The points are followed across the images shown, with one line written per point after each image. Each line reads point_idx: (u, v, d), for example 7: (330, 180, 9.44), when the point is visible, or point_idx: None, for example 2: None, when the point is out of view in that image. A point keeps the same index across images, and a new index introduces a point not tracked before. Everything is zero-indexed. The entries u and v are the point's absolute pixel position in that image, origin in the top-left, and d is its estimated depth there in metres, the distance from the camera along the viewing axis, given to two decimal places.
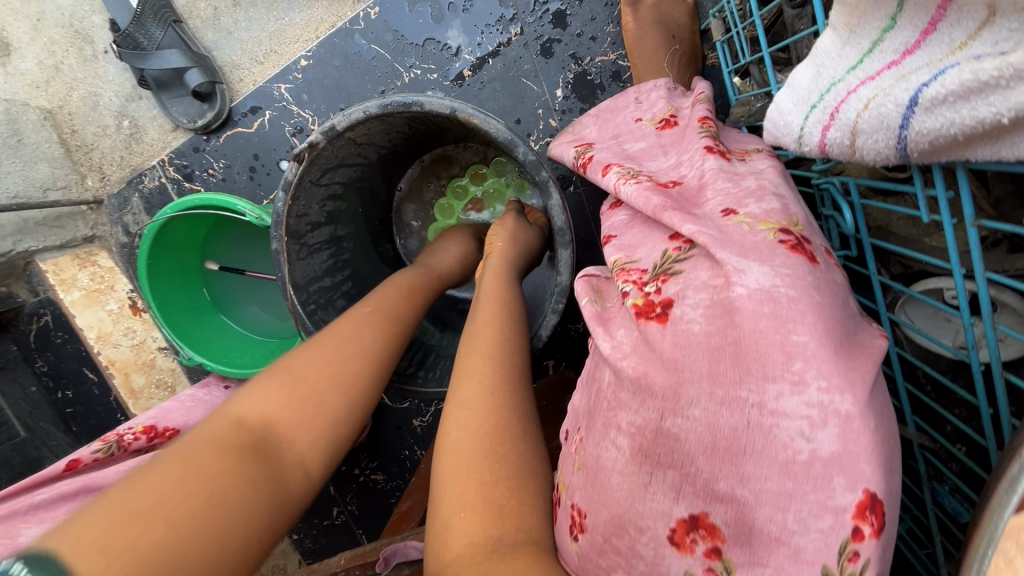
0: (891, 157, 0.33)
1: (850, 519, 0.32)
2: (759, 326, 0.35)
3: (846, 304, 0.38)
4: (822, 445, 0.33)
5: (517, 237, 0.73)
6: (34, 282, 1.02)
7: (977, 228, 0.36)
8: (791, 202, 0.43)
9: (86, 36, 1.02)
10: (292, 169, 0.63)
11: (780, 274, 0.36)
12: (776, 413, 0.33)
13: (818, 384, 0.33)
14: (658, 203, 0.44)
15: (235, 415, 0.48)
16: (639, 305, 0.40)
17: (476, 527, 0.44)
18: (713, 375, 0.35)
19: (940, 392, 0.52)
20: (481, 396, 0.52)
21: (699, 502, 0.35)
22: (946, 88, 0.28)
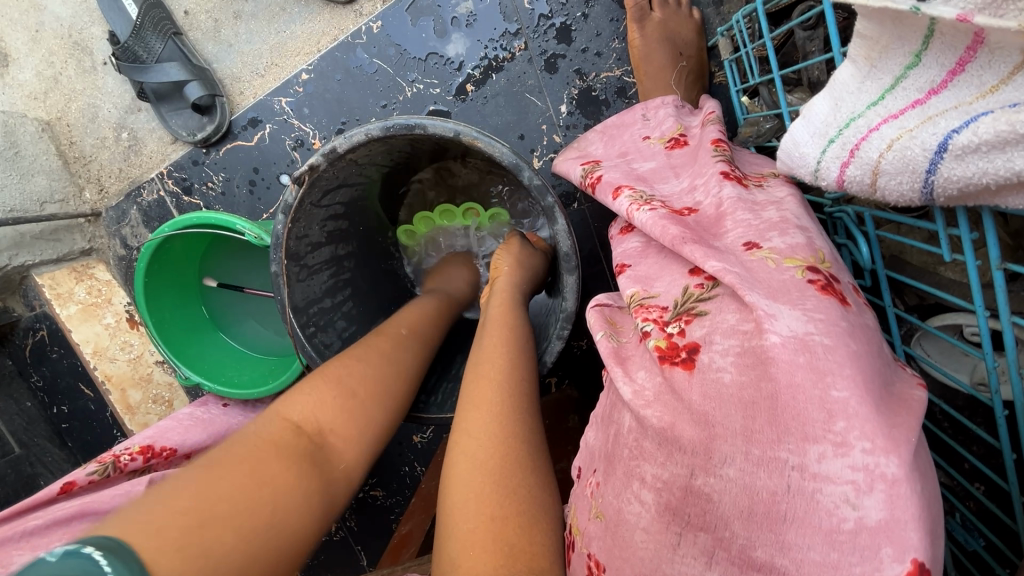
0: (914, 200, 0.32)
1: None
2: (796, 379, 0.32)
3: (881, 351, 0.36)
4: (868, 513, 0.30)
5: (521, 262, 0.71)
6: (30, 296, 1.01)
7: (1003, 270, 0.35)
8: (815, 236, 0.41)
9: (85, 47, 1.01)
10: (292, 191, 0.61)
11: (813, 320, 0.34)
12: (818, 477, 0.31)
13: (862, 445, 0.31)
14: (676, 234, 0.43)
15: (293, 418, 0.50)
16: (663, 348, 0.39)
17: (486, 566, 0.43)
18: (748, 432, 0.33)
19: (956, 429, 0.50)
20: (490, 425, 0.51)
21: (734, 569, 0.33)
22: (978, 137, 0.26)
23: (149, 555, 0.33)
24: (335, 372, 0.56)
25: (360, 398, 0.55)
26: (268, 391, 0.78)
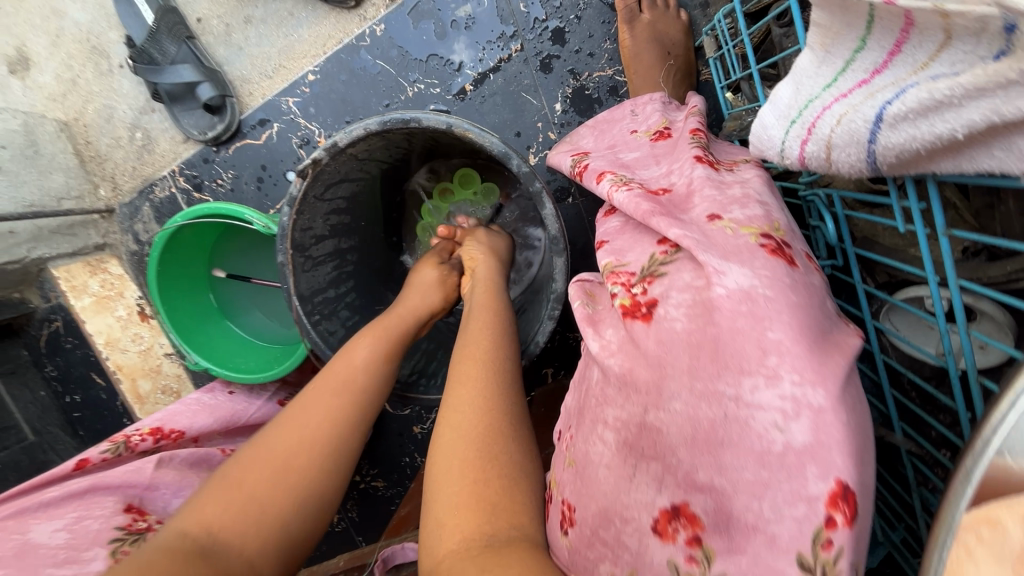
0: (864, 170, 0.35)
1: (822, 508, 0.32)
2: (736, 324, 0.37)
3: (823, 305, 0.39)
4: (795, 436, 0.34)
5: (492, 245, 0.80)
6: (46, 288, 1.05)
7: (948, 237, 0.38)
8: (774, 210, 0.45)
9: (102, 51, 1.06)
10: (296, 184, 0.65)
11: (760, 275, 0.38)
12: (750, 405, 0.35)
13: (792, 377, 0.34)
14: (647, 208, 0.46)
15: (183, 527, 0.51)
16: (626, 305, 0.43)
17: (471, 524, 0.46)
18: (693, 368, 0.37)
19: (925, 399, 0.53)
20: (476, 401, 0.54)
21: (680, 492, 0.37)
22: (906, 105, 0.29)
23: None
24: (235, 471, 0.56)
25: (254, 490, 0.55)
26: (271, 376, 0.82)
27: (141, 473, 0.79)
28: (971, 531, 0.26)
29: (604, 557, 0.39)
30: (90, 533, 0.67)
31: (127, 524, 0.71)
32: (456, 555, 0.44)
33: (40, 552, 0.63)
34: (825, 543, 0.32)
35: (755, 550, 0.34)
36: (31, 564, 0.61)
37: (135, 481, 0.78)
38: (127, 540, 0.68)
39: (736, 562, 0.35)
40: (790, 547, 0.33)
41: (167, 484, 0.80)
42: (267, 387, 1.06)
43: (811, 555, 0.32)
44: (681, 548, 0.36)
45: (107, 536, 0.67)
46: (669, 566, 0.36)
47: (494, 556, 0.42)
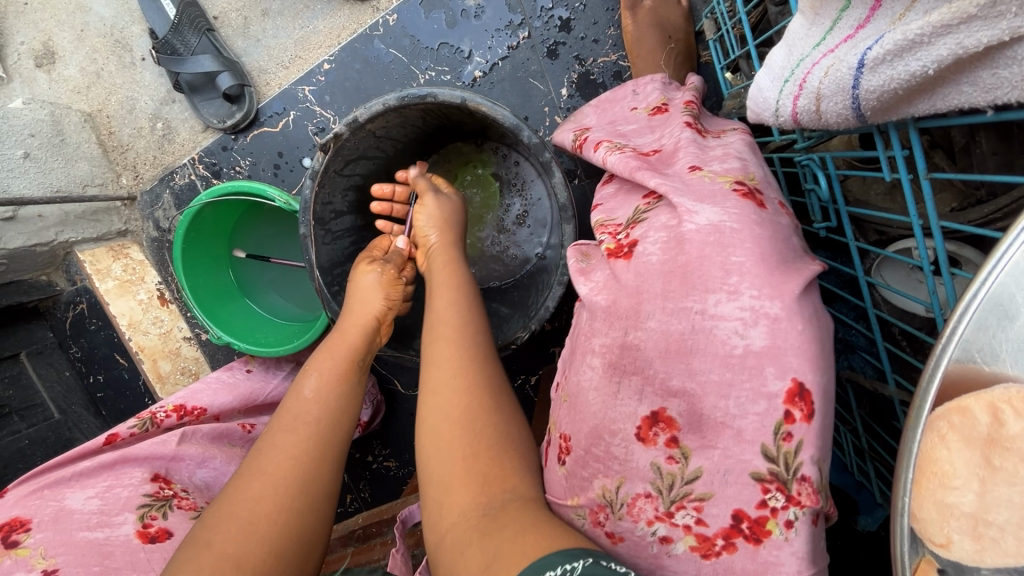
0: (851, 117, 0.38)
1: (782, 404, 0.39)
2: (704, 252, 0.42)
3: (788, 241, 0.44)
4: (754, 340, 0.40)
5: (439, 215, 0.76)
6: (72, 271, 1.10)
7: (931, 181, 0.41)
8: (752, 164, 0.49)
9: (125, 44, 1.10)
10: (318, 158, 0.69)
11: (729, 213, 0.43)
12: (715, 316, 0.41)
13: (750, 293, 0.40)
14: (634, 165, 0.51)
15: None
16: (611, 248, 0.48)
17: (467, 497, 0.48)
18: (666, 292, 0.42)
19: (914, 346, 0.56)
20: (454, 382, 0.56)
21: (658, 400, 0.42)
22: (884, 48, 0.32)
23: None
24: (199, 535, 0.52)
25: (222, 550, 0.50)
26: (291, 349, 0.85)
27: (165, 446, 0.82)
28: (944, 420, 0.29)
29: (597, 472, 0.44)
30: (119, 500, 0.70)
31: (154, 492, 0.74)
32: (458, 527, 0.47)
33: (75, 517, 0.66)
34: (785, 435, 0.40)
35: (725, 443, 0.41)
36: (66, 528, 0.64)
37: (160, 452, 0.80)
38: (155, 506, 0.72)
39: (709, 455, 0.41)
40: (754, 438, 0.40)
41: (191, 456, 0.83)
42: (282, 364, 1.09)
43: (774, 446, 0.40)
44: (662, 449, 0.42)
45: (136, 502, 0.71)
46: (652, 467, 0.42)
47: (491, 526, 0.45)
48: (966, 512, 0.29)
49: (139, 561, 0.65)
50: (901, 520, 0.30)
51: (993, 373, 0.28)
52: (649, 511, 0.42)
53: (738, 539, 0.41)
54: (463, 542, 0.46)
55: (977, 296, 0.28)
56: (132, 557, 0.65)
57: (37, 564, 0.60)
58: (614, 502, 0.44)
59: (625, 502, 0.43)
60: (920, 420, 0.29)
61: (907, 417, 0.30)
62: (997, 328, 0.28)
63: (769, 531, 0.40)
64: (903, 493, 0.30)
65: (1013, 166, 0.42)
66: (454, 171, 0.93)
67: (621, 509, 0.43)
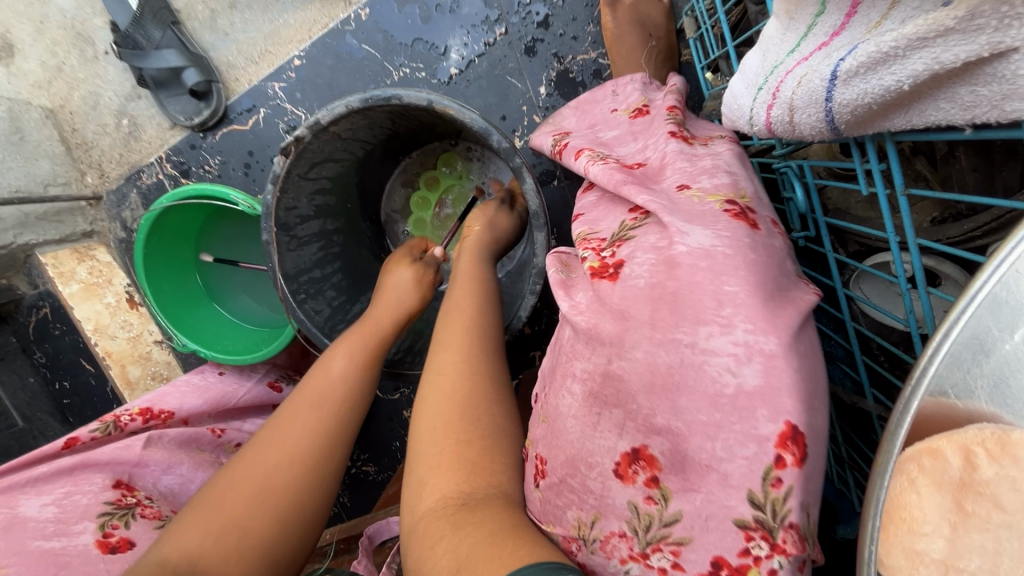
0: (824, 130, 0.36)
1: (772, 448, 0.36)
2: (695, 278, 0.39)
3: (782, 265, 0.42)
4: (747, 379, 0.37)
5: (490, 220, 0.73)
6: (34, 274, 1.05)
7: (908, 196, 0.39)
8: (742, 179, 0.47)
9: (87, 37, 1.05)
10: (280, 162, 0.66)
11: (720, 237, 0.40)
12: (706, 351, 0.38)
13: (745, 327, 0.37)
14: (620, 179, 0.49)
15: (158, 557, 0.49)
16: (595, 267, 0.45)
17: (448, 482, 0.46)
18: (653, 321, 0.39)
19: (893, 362, 0.54)
20: (461, 367, 0.54)
21: (640, 436, 0.40)
22: (856, 61, 0.30)
23: None
24: (216, 492, 0.55)
25: (236, 511, 0.53)
26: (260, 357, 0.83)
27: (129, 451, 0.78)
28: (912, 462, 0.27)
29: (571, 504, 0.42)
30: (79, 508, 0.67)
31: (116, 499, 0.71)
32: (433, 514, 0.45)
33: (29, 525, 0.63)
34: (774, 481, 0.36)
35: (708, 486, 0.38)
36: (19, 537, 0.61)
37: (123, 457, 0.77)
38: (117, 515, 0.68)
39: (692, 499, 0.38)
40: (740, 484, 0.37)
41: (155, 461, 0.79)
42: (256, 369, 1.06)
43: (761, 492, 0.36)
44: (640, 488, 0.40)
45: (96, 510, 0.68)
46: (629, 506, 0.40)
47: (467, 516, 0.43)
48: (935, 559, 0.27)
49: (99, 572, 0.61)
50: (867, 570, 0.28)
51: (967, 409, 0.27)
52: (623, 550, 0.40)
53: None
54: (436, 530, 0.43)
55: (950, 335, 0.27)
56: (90, 567, 0.61)
57: None
58: (588, 536, 0.42)
59: (599, 537, 0.41)
60: (887, 467, 0.28)
61: (874, 463, 0.28)
62: (972, 364, 0.27)
63: None
64: (868, 541, 0.28)
65: (992, 182, 0.41)
66: (431, 171, 0.90)
67: (594, 544, 0.41)
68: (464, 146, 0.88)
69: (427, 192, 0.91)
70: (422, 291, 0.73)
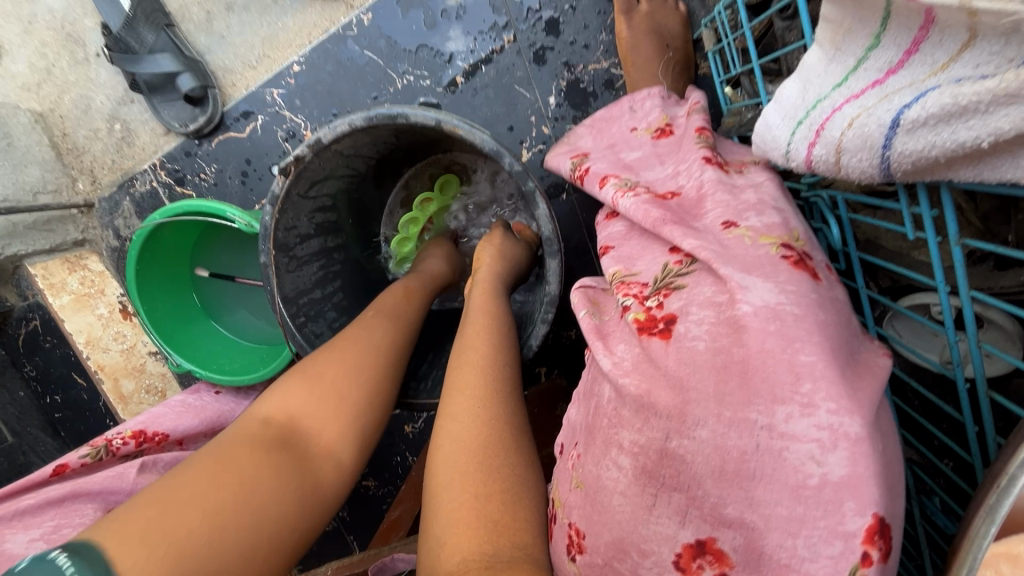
0: (876, 176, 0.33)
1: (860, 544, 0.32)
2: (766, 345, 0.35)
3: (849, 322, 0.39)
4: (833, 469, 0.32)
5: (501, 249, 0.72)
6: (23, 286, 1.01)
7: (961, 247, 0.36)
8: (792, 217, 0.44)
9: (77, 39, 1.01)
10: (279, 182, 0.62)
11: (786, 291, 0.37)
12: (786, 436, 0.33)
13: (827, 407, 0.33)
14: (658, 216, 0.46)
15: (263, 415, 0.50)
16: (641, 320, 0.42)
17: (470, 543, 0.43)
18: (720, 395, 0.35)
19: (927, 407, 0.52)
20: (477, 412, 0.52)
21: (706, 527, 0.35)
22: (926, 110, 0.27)
23: (110, 551, 0.34)
24: (304, 366, 0.56)
25: (332, 379, 0.54)
26: (259, 377, 0.80)
27: (122, 479, 0.75)
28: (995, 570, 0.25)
29: None
30: None
31: None
32: None
33: (13, 563, 0.60)
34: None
35: None
36: None
37: (115, 487, 0.73)
38: None
39: None
40: None
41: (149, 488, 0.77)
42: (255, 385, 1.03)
43: None
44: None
45: None
46: None
47: None
48: None
49: None
50: None
51: None
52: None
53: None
54: None
55: None
56: None
57: None
58: None
59: None
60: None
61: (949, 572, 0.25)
62: None
63: None
64: None
65: None
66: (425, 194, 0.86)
67: None
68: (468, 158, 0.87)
69: (418, 212, 0.86)
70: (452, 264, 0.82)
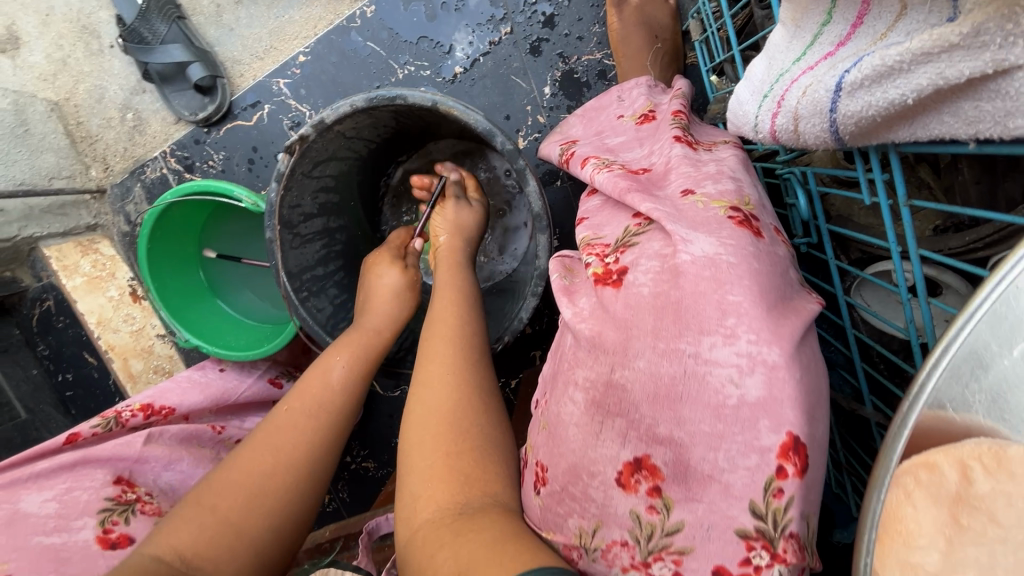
0: (828, 140, 0.36)
1: (774, 459, 0.38)
2: (699, 288, 0.41)
3: (784, 274, 0.44)
4: (749, 390, 0.39)
5: (456, 220, 0.75)
6: (37, 267, 1.06)
7: (910, 208, 0.39)
8: (746, 185, 0.49)
9: (93, 31, 1.06)
10: (284, 160, 0.66)
11: (725, 245, 0.42)
12: (709, 361, 0.40)
13: (748, 337, 0.39)
14: (624, 186, 0.50)
15: (153, 551, 0.51)
16: (599, 273, 0.47)
17: (445, 494, 0.48)
18: (657, 330, 0.41)
19: (892, 371, 0.55)
20: (444, 379, 0.56)
21: (643, 446, 0.41)
22: (862, 73, 0.30)
23: None
24: (202, 495, 0.57)
25: (228, 512, 0.56)
26: (261, 353, 0.83)
27: (131, 447, 0.77)
28: (910, 475, 0.28)
29: (573, 511, 0.44)
30: (79, 503, 0.67)
31: (115, 495, 0.71)
32: (431, 524, 0.46)
33: (30, 520, 0.63)
34: (776, 491, 0.38)
35: (710, 497, 0.40)
36: (21, 531, 0.61)
37: (124, 454, 0.76)
38: (117, 511, 0.69)
39: (694, 509, 0.40)
40: (742, 495, 0.39)
41: (157, 458, 0.78)
42: (258, 364, 1.02)
43: (763, 502, 0.38)
44: (643, 498, 0.41)
45: (96, 506, 0.68)
46: (632, 515, 0.41)
47: (465, 524, 0.44)
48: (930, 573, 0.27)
49: (97, 567, 0.62)
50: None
51: (965, 424, 0.27)
52: (624, 559, 0.42)
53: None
54: (435, 541, 0.44)
55: (948, 352, 0.27)
56: (90, 562, 0.62)
57: None
58: (589, 545, 0.43)
59: (601, 546, 0.42)
60: (883, 480, 0.28)
61: (871, 475, 0.28)
62: (970, 378, 0.27)
63: None
64: (865, 553, 0.28)
65: (996, 194, 0.42)
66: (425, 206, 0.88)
67: (595, 552, 0.43)
68: (453, 145, 0.87)
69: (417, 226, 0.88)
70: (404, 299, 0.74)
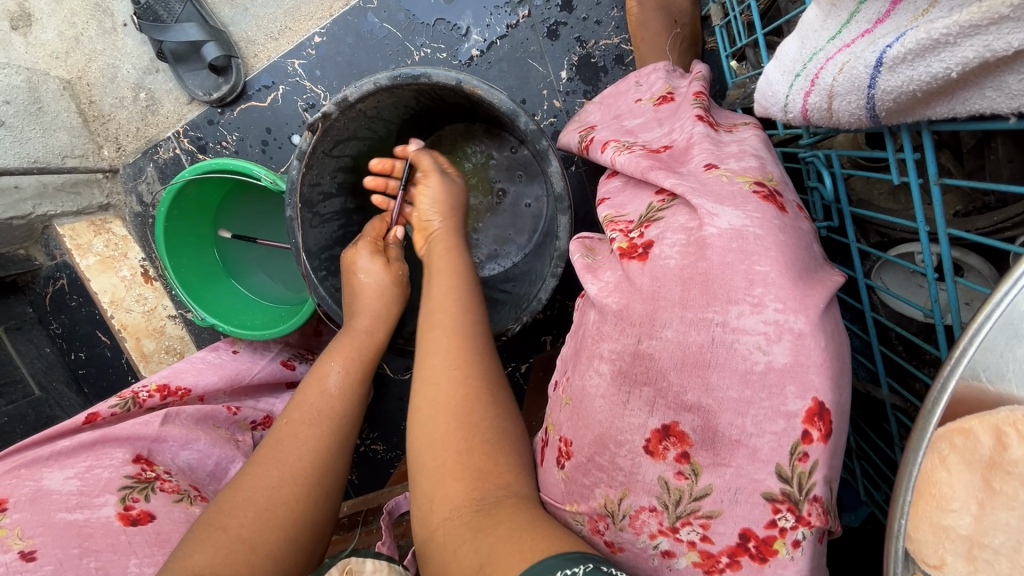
0: (864, 118, 0.37)
1: (800, 423, 0.40)
2: (726, 259, 0.42)
3: (809, 248, 0.45)
4: (776, 356, 0.40)
5: (444, 202, 0.73)
6: (51, 246, 1.07)
7: (939, 186, 0.39)
8: (769, 163, 0.49)
9: (106, 9, 1.05)
10: (306, 138, 0.66)
11: (751, 218, 0.43)
12: (736, 330, 0.41)
13: (774, 306, 0.40)
14: (647, 165, 0.51)
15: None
16: (624, 247, 0.48)
17: (459, 491, 0.48)
18: (684, 301, 0.42)
19: (911, 352, 0.56)
20: (449, 372, 0.56)
21: (670, 413, 0.42)
22: (905, 47, 0.31)
23: None
24: (213, 517, 0.54)
25: (241, 529, 0.53)
26: (278, 331, 0.83)
27: (149, 425, 0.73)
28: (946, 441, 0.28)
29: (600, 480, 0.45)
30: (102, 481, 0.64)
31: (136, 473, 0.67)
32: (451, 521, 0.46)
33: (54, 498, 0.60)
34: (801, 455, 0.40)
35: (738, 461, 0.41)
36: (45, 508, 0.59)
37: (142, 433, 0.72)
38: (138, 488, 0.65)
39: (721, 473, 0.41)
40: (769, 458, 0.40)
41: (175, 437, 0.74)
42: (269, 344, 1.00)
43: (789, 465, 0.40)
44: (671, 464, 0.42)
45: (118, 483, 0.64)
46: (659, 482, 0.43)
47: (485, 520, 0.44)
48: (962, 535, 0.28)
49: (121, 544, 0.59)
50: (897, 543, 0.29)
51: (998, 393, 0.28)
52: (652, 525, 0.43)
53: (743, 558, 0.42)
54: (456, 537, 0.45)
55: (990, 318, 0.27)
56: (113, 539, 0.59)
57: (15, 544, 0.55)
58: (617, 513, 0.44)
59: (628, 513, 0.44)
60: (921, 444, 0.29)
61: (909, 441, 0.29)
62: (1005, 348, 0.27)
63: (776, 550, 0.41)
64: (900, 514, 0.29)
65: None
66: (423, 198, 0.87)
67: (623, 520, 0.44)
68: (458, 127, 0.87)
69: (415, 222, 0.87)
70: (390, 296, 0.74)
